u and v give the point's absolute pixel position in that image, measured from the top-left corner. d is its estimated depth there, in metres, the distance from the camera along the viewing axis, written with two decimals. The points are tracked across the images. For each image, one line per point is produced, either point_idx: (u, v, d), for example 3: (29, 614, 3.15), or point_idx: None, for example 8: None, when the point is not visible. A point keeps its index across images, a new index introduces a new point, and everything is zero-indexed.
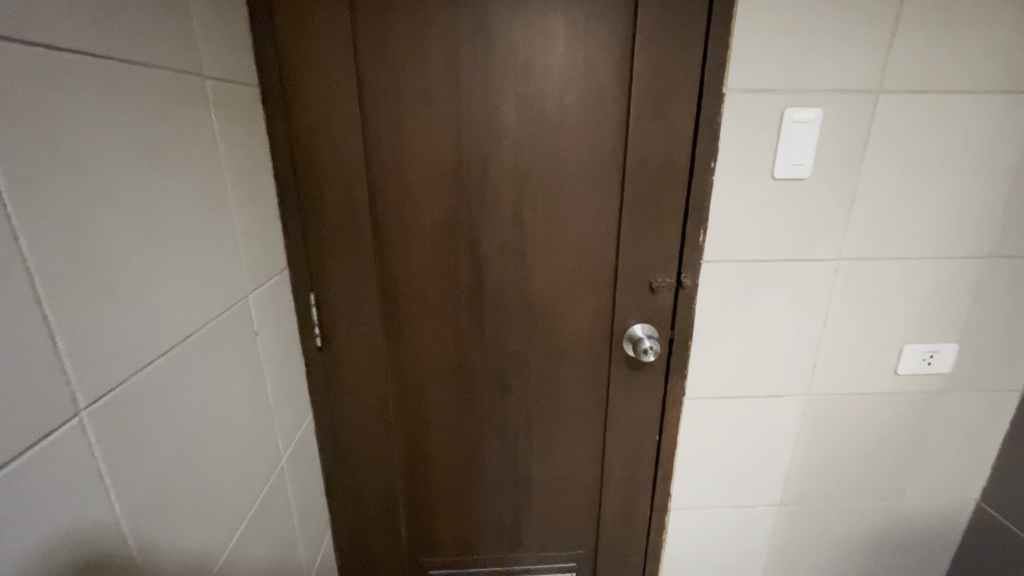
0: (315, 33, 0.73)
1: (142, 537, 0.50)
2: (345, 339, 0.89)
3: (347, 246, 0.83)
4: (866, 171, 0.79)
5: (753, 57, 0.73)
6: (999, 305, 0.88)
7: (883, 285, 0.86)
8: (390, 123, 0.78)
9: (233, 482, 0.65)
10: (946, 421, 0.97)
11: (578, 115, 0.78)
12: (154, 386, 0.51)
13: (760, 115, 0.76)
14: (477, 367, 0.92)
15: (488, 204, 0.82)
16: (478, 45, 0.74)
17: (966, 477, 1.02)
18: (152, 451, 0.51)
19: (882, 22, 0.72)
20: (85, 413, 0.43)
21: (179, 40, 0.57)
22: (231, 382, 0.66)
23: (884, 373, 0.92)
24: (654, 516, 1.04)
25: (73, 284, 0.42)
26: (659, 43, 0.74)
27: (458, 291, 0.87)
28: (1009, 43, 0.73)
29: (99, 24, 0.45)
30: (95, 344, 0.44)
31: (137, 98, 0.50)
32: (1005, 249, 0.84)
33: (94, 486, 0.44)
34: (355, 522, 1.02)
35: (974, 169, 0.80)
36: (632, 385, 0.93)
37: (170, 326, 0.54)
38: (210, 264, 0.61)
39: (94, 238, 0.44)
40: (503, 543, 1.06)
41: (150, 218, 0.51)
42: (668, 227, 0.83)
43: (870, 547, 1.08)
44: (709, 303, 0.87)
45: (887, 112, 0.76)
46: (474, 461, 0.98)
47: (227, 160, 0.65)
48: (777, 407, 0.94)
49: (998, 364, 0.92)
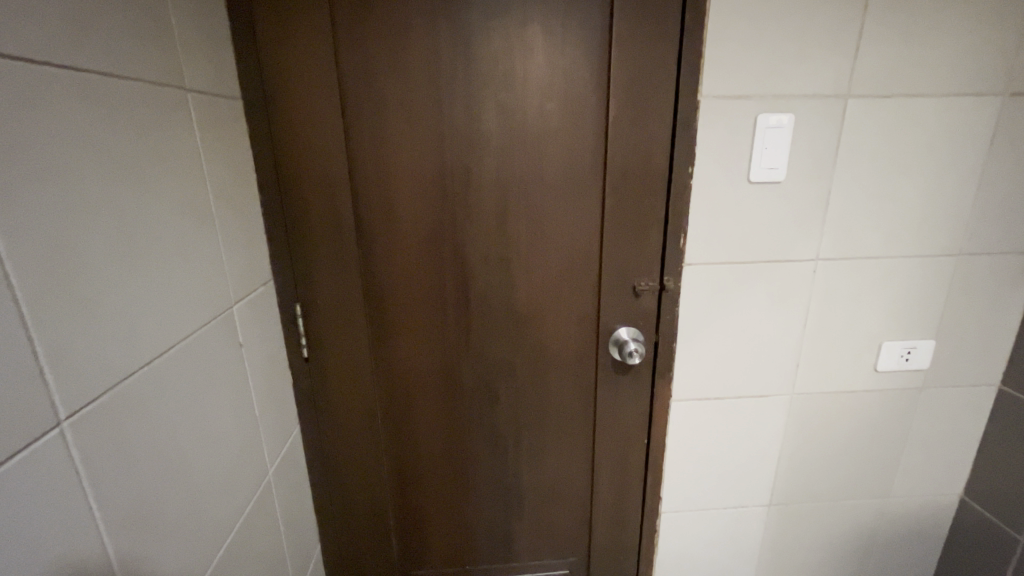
0: (298, 47, 0.74)
1: (126, 549, 0.50)
2: (332, 349, 0.88)
3: (333, 257, 0.83)
4: (839, 173, 0.81)
5: (726, 65, 0.75)
6: (972, 301, 0.90)
7: (860, 283, 0.88)
8: (375, 134, 0.78)
9: (218, 493, 0.65)
10: (929, 417, 0.98)
11: (558, 122, 0.80)
12: (136, 395, 0.51)
13: (734, 120, 0.78)
14: (466, 377, 0.92)
15: (474, 213, 0.83)
16: (458, 56, 0.76)
17: (950, 471, 1.03)
18: (134, 461, 0.50)
19: (847, 30, 0.75)
20: (66, 424, 0.43)
21: (161, 51, 0.58)
22: (215, 393, 0.65)
23: (865, 370, 0.94)
24: (645, 520, 1.04)
25: (53, 295, 0.42)
26: (635, 52, 0.76)
27: (445, 300, 0.87)
28: (967, 48, 0.76)
29: (79, 38, 0.46)
30: (74, 355, 0.44)
31: (120, 112, 0.50)
32: (973, 246, 0.87)
33: (74, 497, 0.44)
34: (345, 535, 1.01)
35: (941, 171, 0.82)
36: (619, 389, 0.94)
37: (150, 337, 0.53)
38: (192, 273, 0.61)
39: (72, 250, 0.44)
40: (496, 552, 1.05)
41: (130, 226, 0.51)
42: (650, 232, 0.85)
43: (861, 545, 1.09)
44: (692, 304, 0.88)
45: (856, 115, 0.79)
46: (465, 470, 0.98)
47: (209, 171, 0.66)
48: (763, 407, 0.96)
49: (975, 359, 0.94)
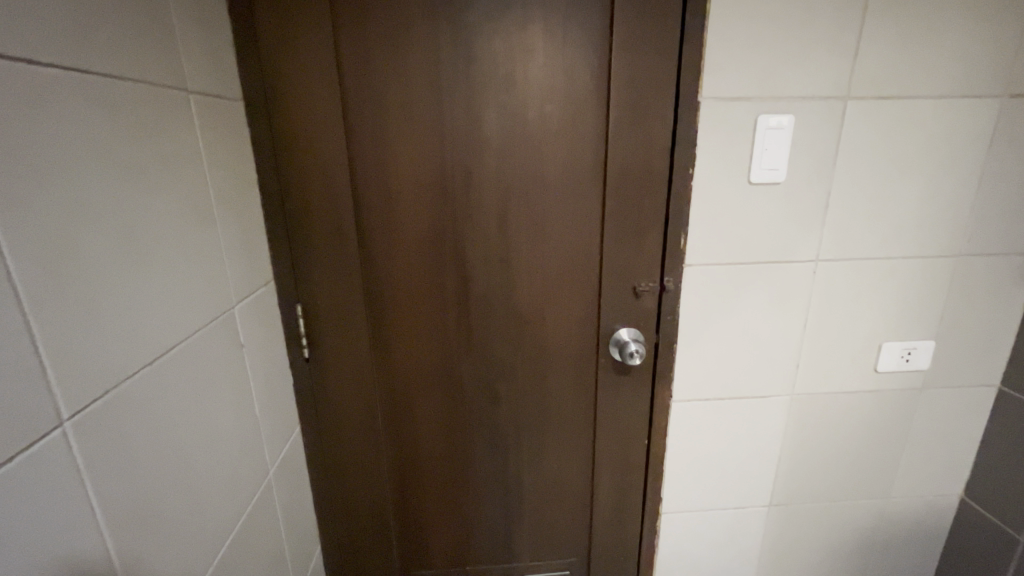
0: (300, 48, 0.74)
1: (127, 549, 0.50)
2: (332, 350, 0.89)
3: (333, 258, 0.84)
4: (839, 174, 0.82)
5: (726, 66, 0.76)
6: (971, 301, 0.90)
7: (861, 283, 0.88)
8: (376, 135, 0.79)
9: (219, 493, 0.65)
10: (929, 417, 0.98)
11: (559, 124, 0.80)
12: (138, 395, 0.51)
13: (734, 121, 0.78)
14: (466, 378, 0.92)
15: (474, 214, 0.83)
16: (459, 57, 0.76)
17: (950, 472, 1.03)
18: (135, 461, 0.51)
19: (846, 31, 0.75)
20: (68, 424, 0.43)
21: (163, 53, 0.58)
22: (216, 394, 0.65)
23: (865, 371, 0.94)
24: (646, 521, 1.04)
25: (55, 295, 0.42)
26: (635, 53, 0.76)
27: (446, 301, 0.87)
28: (967, 49, 0.77)
29: (82, 39, 0.46)
30: (76, 355, 0.44)
31: (122, 113, 0.51)
32: (973, 246, 0.87)
33: (76, 497, 0.44)
34: (346, 536, 1.01)
35: (941, 171, 0.82)
36: (620, 389, 0.94)
37: (151, 337, 0.54)
38: (193, 273, 0.61)
39: (74, 251, 0.44)
40: (496, 553, 1.06)
41: (132, 226, 0.51)
42: (651, 233, 0.85)
43: (861, 545, 1.09)
44: (692, 305, 0.88)
45: (856, 116, 0.79)
46: (466, 470, 0.98)
47: (210, 172, 0.66)
48: (763, 407, 0.96)
49: (974, 360, 0.94)
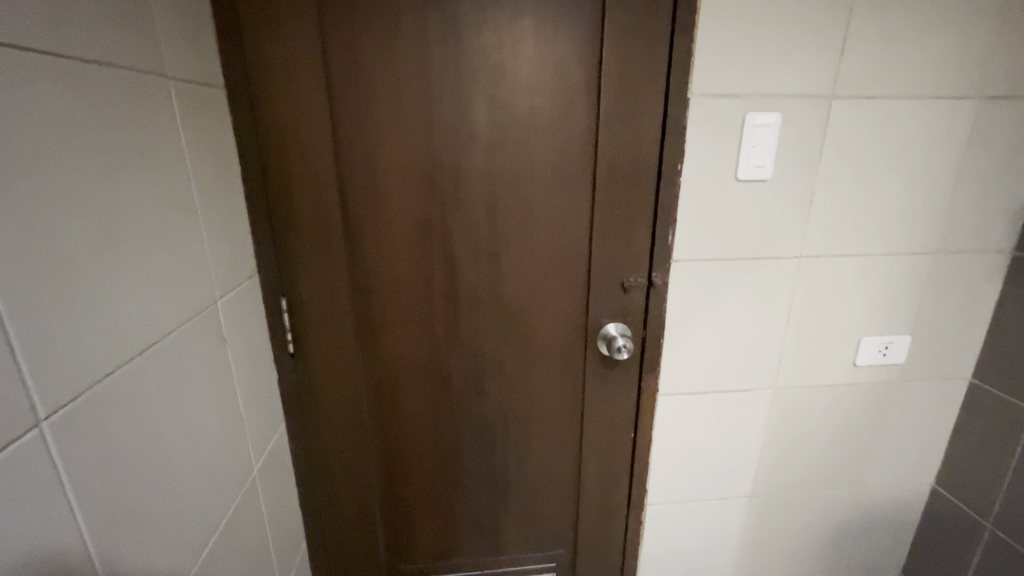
0: (283, 36, 0.72)
1: (108, 550, 0.48)
2: (317, 344, 0.87)
3: (318, 251, 0.82)
4: (822, 171, 0.83)
5: (716, 63, 0.76)
6: (946, 296, 0.93)
7: (842, 280, 0.90)
8: (362, 126, 0.77)
9: (202, 492, 0.64)
10: (904, 409, 1.01)
11: (549, 118, 0.79)
12: (118, 394, 0.50)
13: (723, 118, 0.79)
14: (453, 372, 0.91)
15: (463, 208, 0.83)
16: (448, 49, 0.75)
17: (923, 461, 1.07)
18: (116, 461, 0.49)
19: (833, 31, 0.76)
20: (45, 423, 0.42)
21: (141, 37, 0.56)
22: (199, 390, 0.64)
23: (846, 365, 0.96)
24: (631, 513, 1.05)
25: (31, 290, 0.41)
26: (626, 48, 0.76)
27: (433, 295, 0.87)
28: (947, 50, 0.78)
29: (56, 21, 0.44)
30: (54, 352, 0.43)
31: (99, 100, 0.49)
32: (949, 243, 0.89)
33: (55, 502, 0.42)
34: (332, 531, 1.00)
35: (920, 169, 0.84)
36: (607, 384, 0.95)
37: (132, 332, 0.52)
38: (174, 266, 0.60)
39: (52, 244, 0.43)
40: (483, 546, 1.06)
41: (111, 218, 0.50)
42: (639, 229, 0.85)
43: (838, 534, 1.12)
44: (679, 300, 0.89)
45: (840, 115, 0.80)
46: (453, 464, 0.98)
47: (191, 161, 0.64)
48: (746, 400, 0.97)
49: (948, 353, 0.97)
